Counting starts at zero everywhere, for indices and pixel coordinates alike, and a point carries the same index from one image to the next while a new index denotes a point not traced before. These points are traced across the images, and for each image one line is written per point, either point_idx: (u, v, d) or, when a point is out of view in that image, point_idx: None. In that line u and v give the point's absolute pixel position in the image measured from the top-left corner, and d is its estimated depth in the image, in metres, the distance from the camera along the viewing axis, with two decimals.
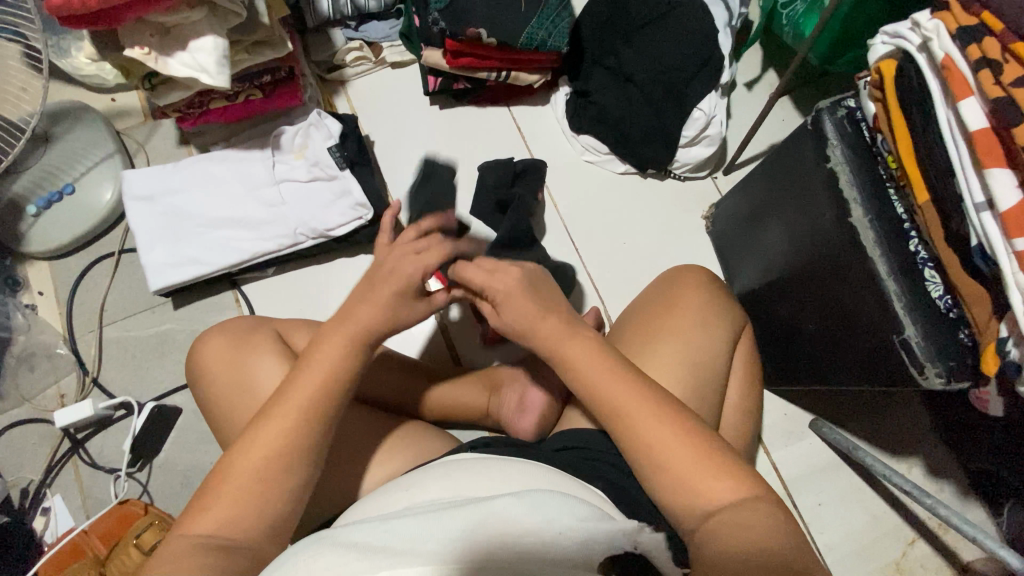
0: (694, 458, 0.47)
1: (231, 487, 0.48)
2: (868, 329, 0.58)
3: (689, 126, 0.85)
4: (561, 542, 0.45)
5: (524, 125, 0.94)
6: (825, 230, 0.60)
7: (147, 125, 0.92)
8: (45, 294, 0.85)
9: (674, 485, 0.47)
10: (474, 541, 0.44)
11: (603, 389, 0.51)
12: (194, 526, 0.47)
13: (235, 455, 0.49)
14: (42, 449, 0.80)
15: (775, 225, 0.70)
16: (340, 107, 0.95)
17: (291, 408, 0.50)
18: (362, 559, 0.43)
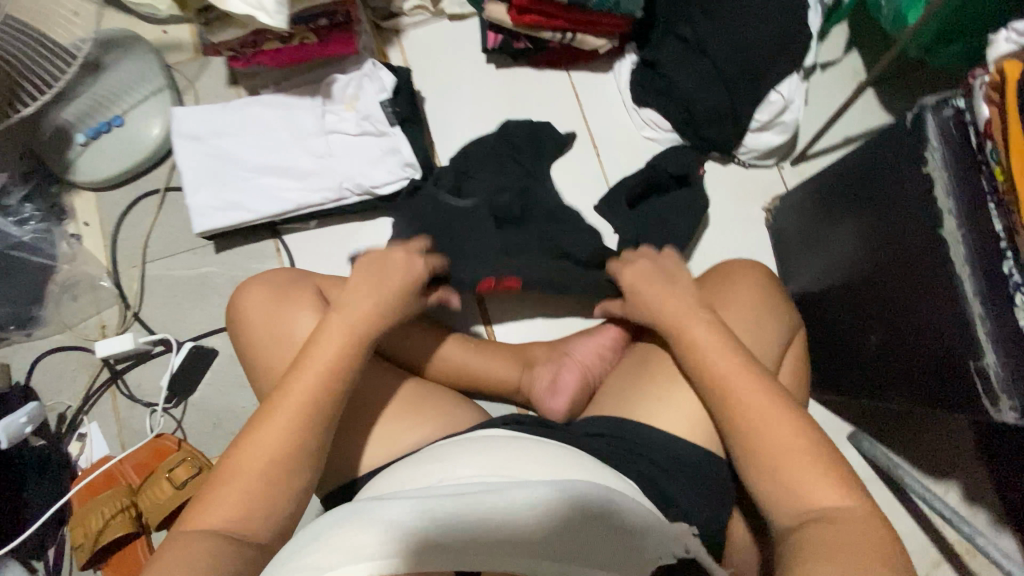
0: (781, 433, 0.48)
1: (241, 469, 0.49)
2: (941, 348, 0.54)
3: (763, 110, 0.80)
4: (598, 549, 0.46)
5: (583, 93, 0.90)
6: (904, 240, 0.56)
7: (198, 61, 0.90)
8: (90, 225, 0.86)
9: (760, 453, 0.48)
10: (499, 530, 0.46)
11: (710, 364, 0.52)
12: (202, 520, 0.47)
13: (244, 444, 0.49)
14: (82, 376, 0.82)
15: (847, 227, 0.65)
16: (393, 58, 0.91)
17: (293, 398, 0.51)
18: (394, 535, 0.45)
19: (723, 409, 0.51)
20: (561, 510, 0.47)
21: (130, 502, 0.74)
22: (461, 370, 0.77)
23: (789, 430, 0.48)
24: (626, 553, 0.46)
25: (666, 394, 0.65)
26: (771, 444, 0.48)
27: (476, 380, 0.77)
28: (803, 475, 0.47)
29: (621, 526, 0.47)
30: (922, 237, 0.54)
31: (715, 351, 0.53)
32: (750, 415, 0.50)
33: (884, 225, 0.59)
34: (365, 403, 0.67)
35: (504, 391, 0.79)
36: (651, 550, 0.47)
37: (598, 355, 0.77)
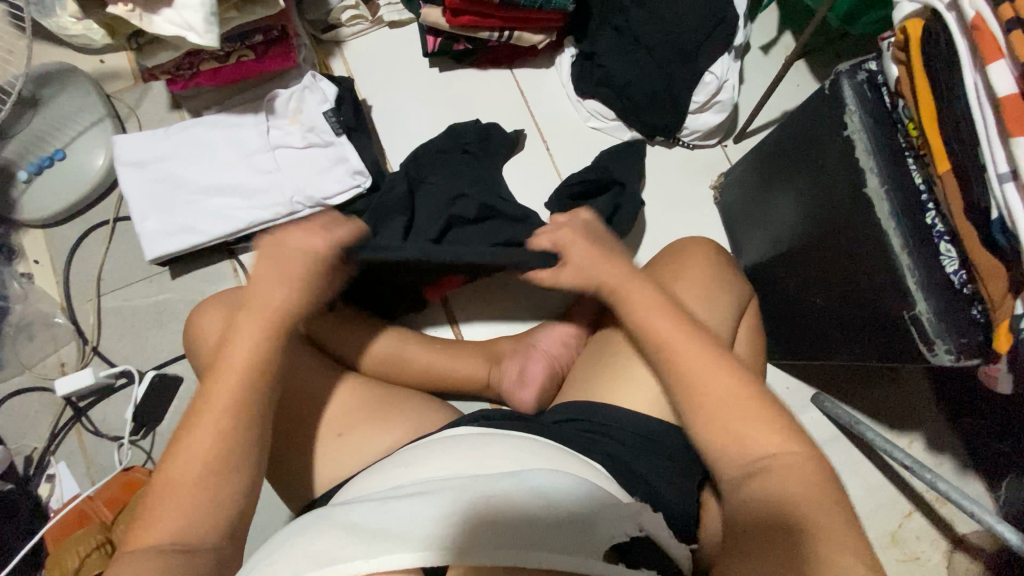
0: (738, 401, 0.49)
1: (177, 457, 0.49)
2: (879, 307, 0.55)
3: (700, 91, 0.82)
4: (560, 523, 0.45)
5: (527, 89, 0.91)
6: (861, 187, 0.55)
7: (138, 88, 0.89)
8: (41, 263, 0.84)
9: (700, 407, 0.50)
10: (462, 516, 0.45)
11: (675, 346, 0.53)
12: (144, 539, 0.46)
13: (170, 461, 0.49)
14: (45, 417, 0.80)
15: (784, 195, 0.68)
16: (336, 70, 0.91)
17: (215, 408, 0.50)
18: (354, 534, 0.45)
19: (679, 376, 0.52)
20: (520, 498, 0.47)
21: (105, 538, 0.72)
22: (428, 372, 0.77)
23: (731, 391, 0.50)
24: (582, 539, 0.45)
25: (628, 374, 0.66)
26: (711, 395, 0.50)
27: (446, 381, 0.77)
28: (748, 435, 0.48)
29: (577, 508, 0.47)
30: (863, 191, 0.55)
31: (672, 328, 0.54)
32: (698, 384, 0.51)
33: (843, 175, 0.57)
34: (331, 412, 0.67)
35: (474, 388, 0.79)
36: (605, 531, 0.46)
37: (563, 345, 0.78)
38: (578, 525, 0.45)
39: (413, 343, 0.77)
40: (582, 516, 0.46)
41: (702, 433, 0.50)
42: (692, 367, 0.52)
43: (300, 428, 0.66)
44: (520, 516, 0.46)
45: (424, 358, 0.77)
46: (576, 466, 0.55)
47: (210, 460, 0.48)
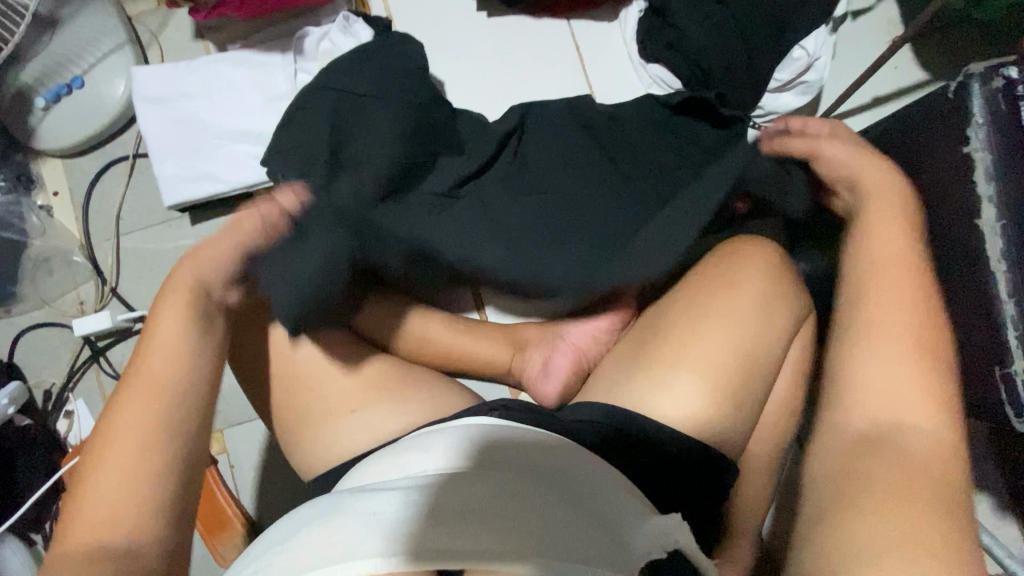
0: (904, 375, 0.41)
1: (149, 372, 0.47)
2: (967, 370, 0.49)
3: (786, 67, 0.72)
4: (593, 541, 0.41)
5: (583, 44, 0.81)
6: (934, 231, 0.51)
7: (161, 13, 0.83)
8: (60, 196, 0.81)
9: (864, 343, 0.44)
10: (484, 510, 0.42)
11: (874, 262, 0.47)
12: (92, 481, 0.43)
13: (138, 376, 0.47)
14: (64, 353, 0.80)
15: None
16: (374, 7, 0.81)
17: (165, 345, 0.48)
18: (376, 530, 0.41)
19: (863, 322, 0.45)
20: (551, 505, 0.43)
21: None
22: (449, 354, 0.73)
23: (911, 335, 0.43)
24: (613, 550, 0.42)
25: (662, 384, 0.61)
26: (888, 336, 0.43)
27: (467, 363, 0.74)
28: (905, 407, 0.40)
29: (609, 523, 0.44)
30: (976, 235, 0.46)
31: (894, 253, 0.47)
32: (878, 313, 0.44)
33: (934, 184, 0.50)
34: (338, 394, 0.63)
35: (496, 373, 0.76)
36: (638, 548, 0.43)
37: (593, 339, 0.73)
38: (608, 540, 0.42)
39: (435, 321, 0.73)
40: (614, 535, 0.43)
41: (862, 406, 0.42)
42: (878, 310, 0.45)
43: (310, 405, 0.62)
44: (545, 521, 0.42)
45: (446, 336, 0.73)
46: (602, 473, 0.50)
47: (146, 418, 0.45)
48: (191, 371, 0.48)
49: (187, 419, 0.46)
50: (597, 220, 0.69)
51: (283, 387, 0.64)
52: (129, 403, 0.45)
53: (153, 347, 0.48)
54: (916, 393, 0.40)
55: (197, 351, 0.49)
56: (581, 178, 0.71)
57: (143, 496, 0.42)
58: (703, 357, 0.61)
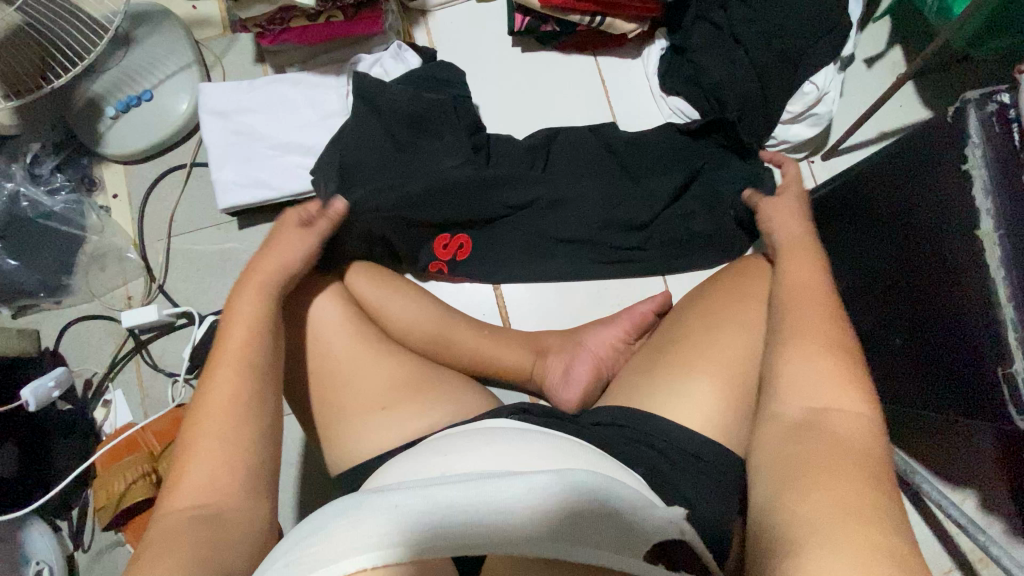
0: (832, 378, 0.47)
1: (227, 368, 0.51)
2: (968, 370, 0.52)
3: (795, 101, 0.78)
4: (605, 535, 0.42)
5: (609, 78, 0.88)
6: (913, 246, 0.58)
7: (226, 38, 0.91)
8: (118, 198, 0.87)
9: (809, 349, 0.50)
10: (484, 499, 0.42)
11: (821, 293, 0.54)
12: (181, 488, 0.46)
13: (207, 386, 0.50)
14: (108, 345, 0.84)
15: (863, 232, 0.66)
16: (419, 39, 0.89)
17: (229, 349, 0.52)
18: (394, 521, 0.41)
19: (788, 335, 0.51)
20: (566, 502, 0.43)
21: (151, 468, 0.75)
22: (475, 357, 0.77)
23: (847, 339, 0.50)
24: (621, 536, 0.42)
25: (681, 387, 0.64)
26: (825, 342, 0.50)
27: (490, 369, 0.78)
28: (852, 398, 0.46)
29: (623, 519, 0.44)
30: (974, 242, 0.51)
31: (812, 289, 0.54)
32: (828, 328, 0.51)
33: (936, 201, 0.55)
34: (368, 396, 0.65)
35: (518, 379, 0.79)
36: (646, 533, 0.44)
37: (612, 347, 0.76)
38: (610, 523, 0.43)
39: (463, 327, 0.77)
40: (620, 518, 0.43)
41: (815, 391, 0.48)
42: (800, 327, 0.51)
43: (344, 396, 0.65)
44: (546, 502, 0.42)
45: (472, 340, 0.76)
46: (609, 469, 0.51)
47: (224, 419, 0.49)
48: (257, 368, 0.52)
49: (262, 409, 0.50)
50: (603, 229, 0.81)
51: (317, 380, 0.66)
52: (207, 407, 0.49)
53: (225, 348, 0.52)
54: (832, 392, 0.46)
55: (266, 344, 0.54)
56: (591, 191, 0.81)
57: (235, 498, 0.46)
58: (718, 364, 0.64)
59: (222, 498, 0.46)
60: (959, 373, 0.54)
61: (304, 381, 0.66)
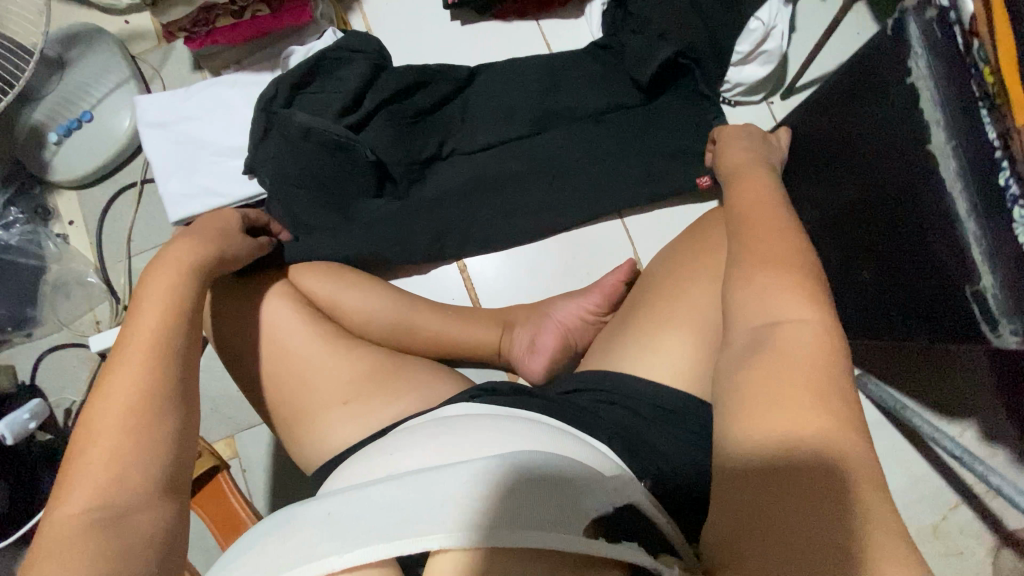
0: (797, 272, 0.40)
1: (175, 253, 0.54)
2: (934, 287, 0.50)
3: (743, 40, 0.75)
4: (549, 509, 0.39)
5: (554, 41, 0.85)
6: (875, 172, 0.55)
7: (161, 49, 0.89)
8: (75, 224, 0.86)
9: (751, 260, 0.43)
10: (433, 492, 0.40)
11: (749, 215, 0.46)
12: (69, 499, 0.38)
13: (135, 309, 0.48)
14: (83, 371, 0.84)
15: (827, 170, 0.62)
16: (356, 26, 0.86)
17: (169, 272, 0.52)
18: (330, 528, 0.40)
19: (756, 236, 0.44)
20: (509, 484, 0.40)
21: None
22: (439, 340, 0.75)
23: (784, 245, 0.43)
24: (564, 512, 0.39)
25: (652, 345, 0.62)
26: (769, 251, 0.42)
27: (457, 347, 0.76)
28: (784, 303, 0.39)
29: (568, 490, 0.41)
30: (926, 155, 0.49)
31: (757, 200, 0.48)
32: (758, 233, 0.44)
33: (885, 126, 0.53)
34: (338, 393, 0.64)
35: (487, 355, 0.78)
36: (590, 505, 0.41)
37: (579, 319, 0.74)
38: (561, 497, 0.40)
39: (427, 312, 0.75)
40: (566, 488, 0.41)
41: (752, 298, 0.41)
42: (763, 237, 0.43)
43: (311, 391, 0.64)
44: (492, 487, 0.40)
45: (437, 323, 0.75)
46: (562, 447, 0.48)
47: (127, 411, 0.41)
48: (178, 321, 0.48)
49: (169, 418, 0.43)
50: (668, 114, 0.77)
51: (279, 385, 0.64)
52: (94, 417, 0.41)
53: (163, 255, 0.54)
54: (792, 299, 0.38)
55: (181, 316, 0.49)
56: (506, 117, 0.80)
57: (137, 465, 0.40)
58: (688, 317, 0.62)
59: (122, 496, 0.38)
60: (934, 297, 0.50)
61: (271, 382, 0.65)
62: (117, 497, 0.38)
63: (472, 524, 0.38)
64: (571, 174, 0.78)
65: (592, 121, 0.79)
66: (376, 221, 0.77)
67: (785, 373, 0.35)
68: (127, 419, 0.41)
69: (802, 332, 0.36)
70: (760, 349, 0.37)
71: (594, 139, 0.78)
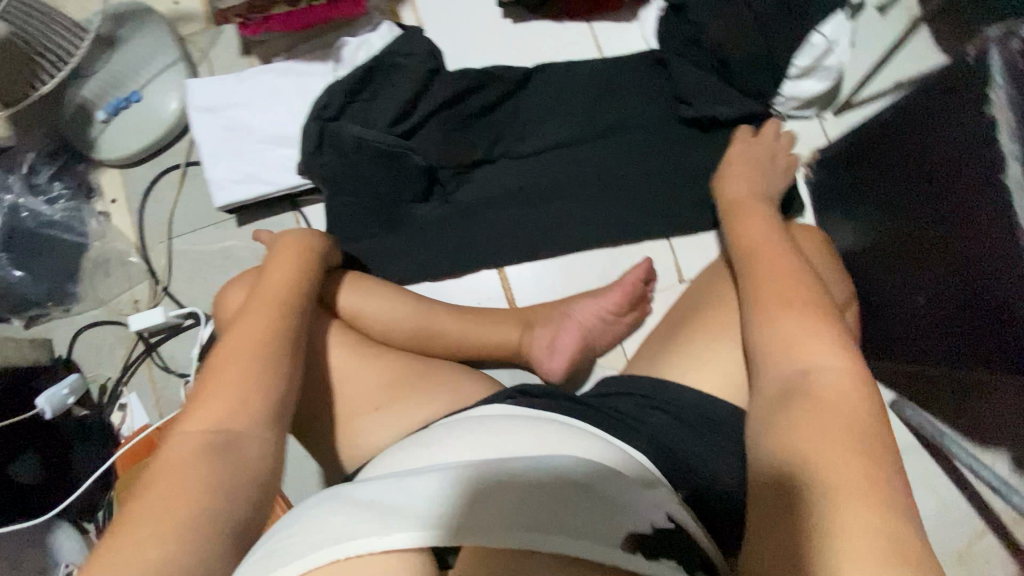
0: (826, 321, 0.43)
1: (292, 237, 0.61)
2: (997, 317, 0.49)
3: (804, 54, 0.73)
4: (590, 519, 0.40)
5: (605, 45, 0.84)
6: (940, 203, 0.55)
7: (210, 32, 0.89)
8: (117, 202, 0.87)
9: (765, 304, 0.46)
10: (478, 488, 0.41)
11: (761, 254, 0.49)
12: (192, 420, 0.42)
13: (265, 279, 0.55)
14: (119, 349, 0.85)
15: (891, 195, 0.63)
16: (406, 19, 0.85)
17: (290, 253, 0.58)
18: (371, 511, 0.39)
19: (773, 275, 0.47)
20: (553, 488, 0.41)
21: None
22: (462, 340, 0.73)
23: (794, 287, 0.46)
24: (603, 522, 0.40)
25: (699, 358, 0.62)
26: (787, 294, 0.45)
27: (477, 347, 0.74)
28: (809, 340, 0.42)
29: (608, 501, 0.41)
30: (1002, 190, 0.48)
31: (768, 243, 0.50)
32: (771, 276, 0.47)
33: (957, 154, 0.53)
34: (377, 388, 0.64)
35: (508, 355, 0.75)
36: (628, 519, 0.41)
37: (600, 319, 0.73)
38: (601, 508, 0.41)
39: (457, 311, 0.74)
40: (607, 499, 0.42)
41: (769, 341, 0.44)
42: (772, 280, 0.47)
43: (353, 384, 0.64)
44: (536, 489, 0.41)
45: (461, 323, 0.73)
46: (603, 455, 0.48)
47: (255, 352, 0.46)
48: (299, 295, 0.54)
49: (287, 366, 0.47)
50: (721, 132, 0.77)
51: (321, 377, 0.65)
52: (223, 356, 0.45)
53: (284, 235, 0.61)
54: (816, 339, 0.42)
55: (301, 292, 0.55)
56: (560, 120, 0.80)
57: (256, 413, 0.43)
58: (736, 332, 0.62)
59: (240, 425, 0.42)
60: (995, 327, 0.50)
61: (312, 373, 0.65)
62: (231, 429, 0.42)
63: (515, 520, 0.39)
64: (615, 180, 0.79)
65: (640, 129, 0.80)
66: (426, 224, 0.78)
67: (831, 416, 0.38)
68: (254, 357, 0.46)
69: (833, 376, 0.40)
70: (798, 393, 0.40)
71: (641, 147, 0.79)
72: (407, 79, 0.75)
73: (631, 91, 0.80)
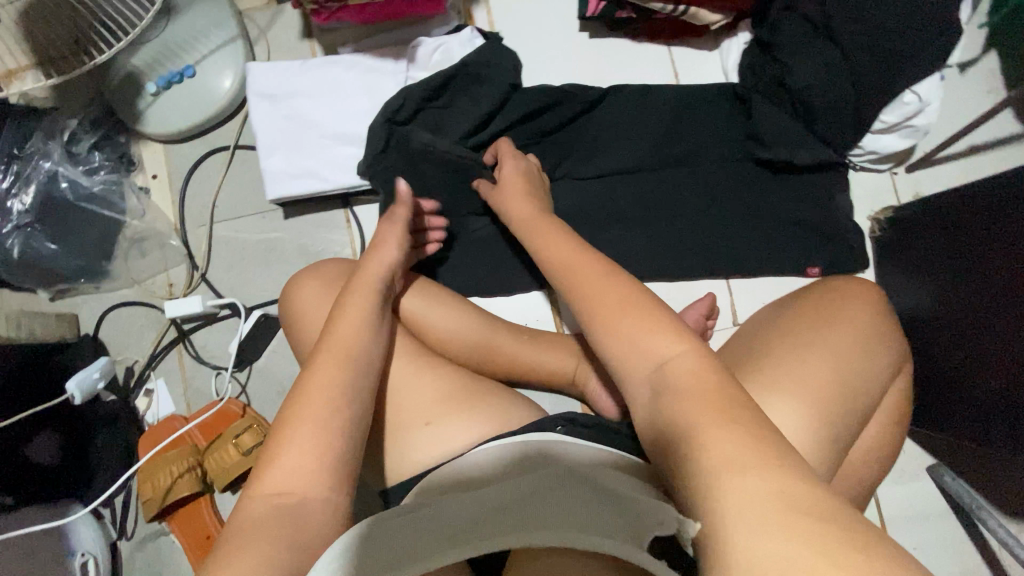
0: (621, 306, 0.41)
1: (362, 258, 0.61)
2: None
3: (892, 111, 0.72)
4: (610, 522, 0.38)
5: (682, 71, 0.82)
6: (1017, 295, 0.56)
7: (271, 10, 0.85)
8: (158, 179, 0.83)
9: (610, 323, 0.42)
10: (507, 506, 0.41)
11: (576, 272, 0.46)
12: (266, 479, 0.44)
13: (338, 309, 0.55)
14: (149, 333, 0.82)
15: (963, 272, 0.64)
16: (479, 20, 0.82)
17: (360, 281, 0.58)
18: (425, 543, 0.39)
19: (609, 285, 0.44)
20: (576, 497, 0.40)
21: (196, 463, 0.75)
22: (516, 363, 0.72)
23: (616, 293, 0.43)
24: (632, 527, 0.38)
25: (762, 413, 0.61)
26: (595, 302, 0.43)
27: (529, 372, 0.72)
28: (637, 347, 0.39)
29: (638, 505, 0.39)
30: None
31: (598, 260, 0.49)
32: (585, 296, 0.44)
33: None
34: (429, 412, 0.62)
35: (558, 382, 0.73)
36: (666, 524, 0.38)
37: None
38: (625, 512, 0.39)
39: (506, 335, 0.71)
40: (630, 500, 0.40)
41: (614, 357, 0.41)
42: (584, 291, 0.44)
43: (405, 405, 0.62)
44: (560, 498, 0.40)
45: (517, 346, 0.71)
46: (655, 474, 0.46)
47: (324, 404, 0.47)
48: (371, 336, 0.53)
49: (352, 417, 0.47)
50: (795, 178, 0.75)
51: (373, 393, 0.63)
52: (299, 407, 0.46)
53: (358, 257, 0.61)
54: (654, 337, 0.39)
55: (373, 332, 0.54)
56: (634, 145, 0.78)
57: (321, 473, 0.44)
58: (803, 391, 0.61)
59: (303, 488, 0.43)
60: None
61: None
62: (301, 492, 0.43)
63: (531, 528, 0.38)
64: (679, 214, 0.77)
65: (714, 165, 0.78)
66: (480, 241, 0.77)
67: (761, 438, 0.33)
68: (325, 410, 0.47)
69: (681, 372, 0.37)
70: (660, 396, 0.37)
71: (712, 183, 0.77)
72: (488, 94, 0.74)
73: (705, 124, 0.78)
